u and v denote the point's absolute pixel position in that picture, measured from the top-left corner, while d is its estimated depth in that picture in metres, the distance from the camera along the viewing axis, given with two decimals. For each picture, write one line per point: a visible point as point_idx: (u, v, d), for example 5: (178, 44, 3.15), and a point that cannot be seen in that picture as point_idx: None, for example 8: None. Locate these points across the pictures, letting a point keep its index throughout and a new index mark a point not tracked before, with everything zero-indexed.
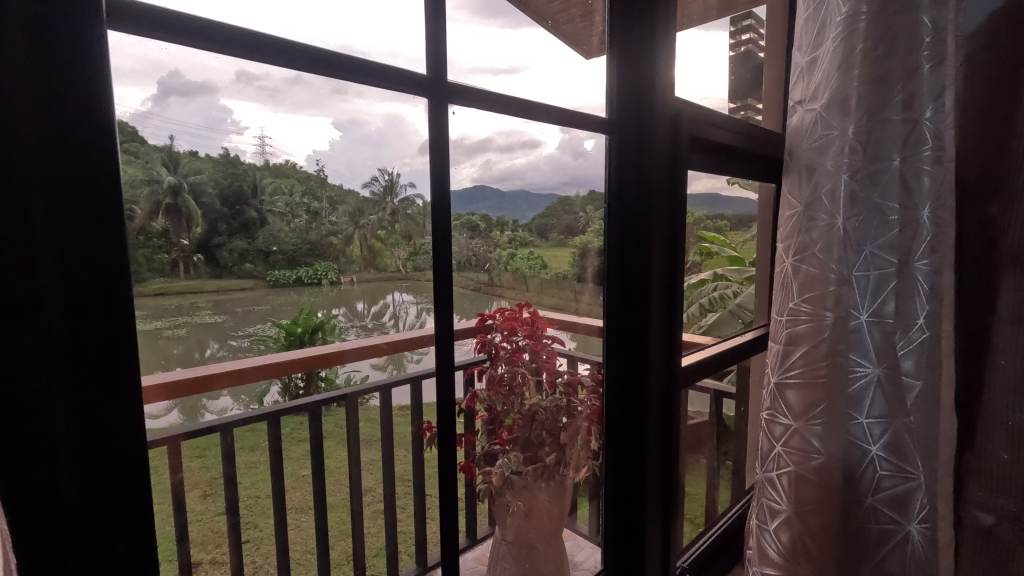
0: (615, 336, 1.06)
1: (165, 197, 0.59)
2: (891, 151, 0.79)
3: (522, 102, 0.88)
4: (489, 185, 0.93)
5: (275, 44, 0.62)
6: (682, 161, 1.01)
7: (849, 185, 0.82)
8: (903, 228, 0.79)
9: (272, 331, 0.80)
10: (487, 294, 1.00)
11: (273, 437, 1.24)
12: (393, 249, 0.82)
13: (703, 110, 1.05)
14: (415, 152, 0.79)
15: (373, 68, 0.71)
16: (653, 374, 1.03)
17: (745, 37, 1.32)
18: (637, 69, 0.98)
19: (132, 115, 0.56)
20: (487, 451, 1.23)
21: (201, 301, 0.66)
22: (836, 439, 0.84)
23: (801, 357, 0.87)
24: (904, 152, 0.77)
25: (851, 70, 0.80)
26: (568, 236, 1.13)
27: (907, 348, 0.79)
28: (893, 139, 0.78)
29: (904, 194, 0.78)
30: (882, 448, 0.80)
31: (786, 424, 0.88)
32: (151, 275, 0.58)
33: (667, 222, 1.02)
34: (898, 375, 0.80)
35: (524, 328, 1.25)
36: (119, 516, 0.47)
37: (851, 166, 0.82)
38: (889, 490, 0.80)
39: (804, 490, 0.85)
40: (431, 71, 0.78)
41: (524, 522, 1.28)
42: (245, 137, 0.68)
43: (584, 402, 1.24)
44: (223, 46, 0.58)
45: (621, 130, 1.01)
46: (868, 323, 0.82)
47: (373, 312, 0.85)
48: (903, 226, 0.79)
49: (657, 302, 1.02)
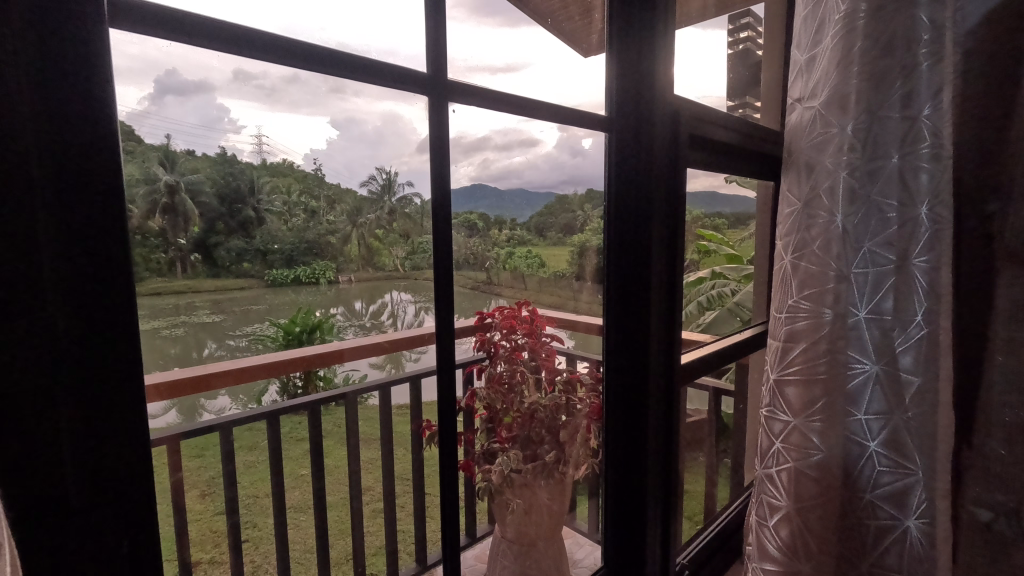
0: (615, 333, 1.06)
1: (162, 197, 0.58)
2: (890, 148, 0.78)
3: (518, 99, 0.90)
4: (486, 182, 0.91)
5: (279, 43, 0.63)
6: (682, 160, 1.01)
7: (848, 182, 0.82)
8: (902, 225, 0.78)
9: (270, 330, 0.77)
10: (485, 293, 1.00)
11: (272, 436, 1.24)
12: (392, 248, 0.81)
13: (701, 107, 1.05)
14: (412, 151, 0.79)
15: (375, 66, 0.72)
16: (653, 372, 1.04)
17: (743, 35, 1.32)
18: (637, 71, 0.99)
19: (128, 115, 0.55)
20: (486, 449, 1.21)
21: (196, 301, 0.63)
22: (835, 435, 0.84)
23: (801, 354, 0.87)
24: (902, 149, 0.77)
25: (850, 68, 0.80)
26: (566, 235, 1.12)
27: (905, 344, 0.79)
28: (891, 136, 0.78)
29: (902, 191, 0.78)
30: (881, 444, 0.81)
31: (785, 420, 0.89)
32: (148, 275, 0.56)
33: (666, 220, 1.03)
34: (896, 372, 0.80)
35: (523, 327, 1.23)
36: (125, 515, 0.47)
37: (850, 164, 0.82)
38: (887, 486, 0.80)
39: (804, 486, 0.85)
40: (431, 69, 0.79)
41: (524, 519, 1.28)
42: (242, 136, 0.67)
43: (584, 400, 1.25)
44: (232, 46, 0.60)
45: (620, 129, 1.02)
46: (866, 320, 0.82)
47: (371, 311, 0.84)
48: (902, 223, 0.78)
49: (656, 299, 1.02)
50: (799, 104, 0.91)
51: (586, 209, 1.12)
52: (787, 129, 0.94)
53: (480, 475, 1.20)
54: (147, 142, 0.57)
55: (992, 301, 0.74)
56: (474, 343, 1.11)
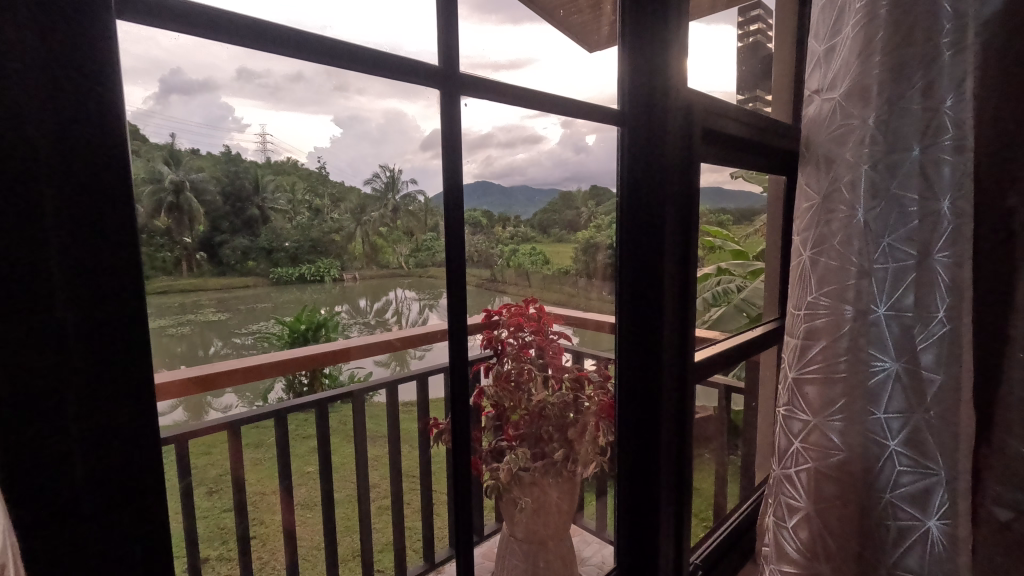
0: (629, 329, 1.06)
1: (169, 194, 0.56)
2: (910, 140, 0.77)
3: (526, 93, 0.89)
4: (491, 179, 0.90)
5: (303, 40, 0.63)
6: (695, 155, 1.01)
7: (869, 175, 0.81)
8: (923, 219, 0.77)
9: (275, 328, 0.74)
10: (489, 290, 0.98)
11: (281, 433, 1.24)
12: (395, 246, 0.81)
13: (714, 99, 1.04)
14: (415, 148, 0.79)
15: (389, 61, 0.72)
16: (667, 365, 1.03)
17: (753, 28, 1.31)
18: (648, 65, 0.99)
19: (135, 115, 0.53)
20: (495, 447, 1.18)
21: (203, 300, 0.61)
22: (855, 434, 0.82)
23: (820, 352, 0.86)
24: (923, 140, 0.76)
25: (871, 58, 0.79)
26: (569, 232, 1.11)
27: (926, 340, 0.78)
28: (912, 127, 0.77)
29: (923, 184, 0.77)
30: (901, 443, 0.79)
31: (803, 419, 0.87)
32: (153, 274, 0.55)
33: (678, 215, 1.02)
34: (917, 369, 0.78)
35: (530, 324, 1.19)
36: (137, 514, 0.47)
37: (871, 157, 0.80)
38: (908, 487, 0.78)
39: (823, 486, 0.85)
40: (444, 64, 0.79)
41: (532, 519, 1.27)
42: (246, 134, 0.65)
43: (592, 396, 1.25)
44: (254, 40, 0.60)
45: (632, 124, 1.02)
46: (886, 317, 0.80)
47: (376, 310, 0.83)
48: (924, 217, 0.77)
49: (670, 295, 1.01)
50: (817, 96, 0.90)
51: (590, 205, 1.12)
52: (805, 122, 0.92)
53: (490, 474, 1.16)
54: (152, 141, 0.55)
55: (1012, 296, 0.74)
56: (482, 341, 1.09)
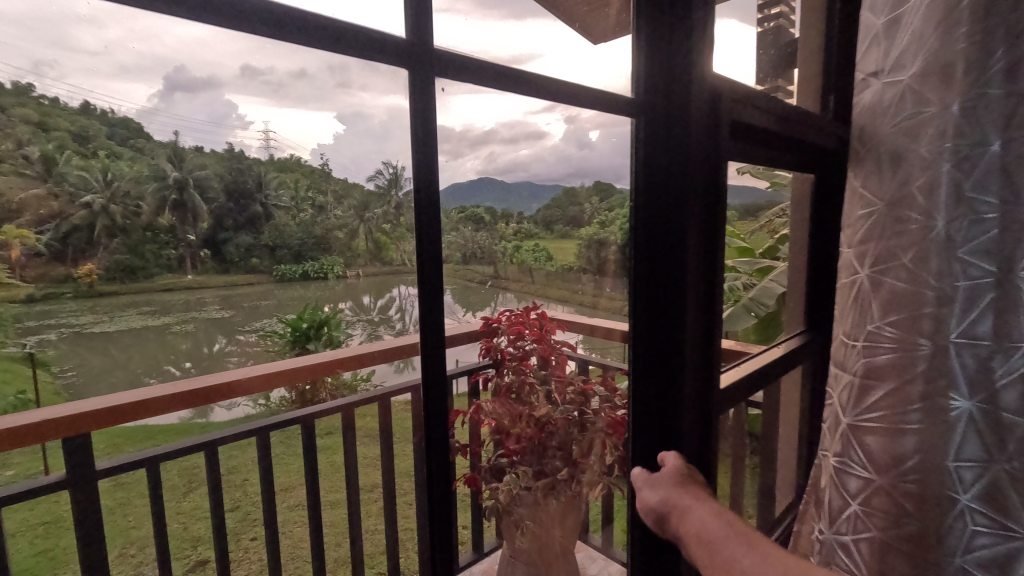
0: (647, 346, 0.96)
1: (173, 191, 0.61)
2: (991, 134, 0.70)
3: (524, 74, 0.73)
4: (495, 175, 0.85)
5: (306, 20, 0.55)
6: (722, 150, 0.89)
7: (952, 176, 0.74)
8: (1006, 227, 0.69)
9: (278, 327, 0.88)
10: (492, 289, 0.91)
11: (262, 439, 1.17)
12: (398, 243, 0.69)
13: (742, 86, 0.94)
14: (403, 138, 0.66)
15: (370, 40, 0.59)
16: (688, 379, 0.93)
17: (773, 12, 1.22)
18: (668, 52, 0.88)
19: (138, 112, 0.60)
20: (494, 464, 1.12)
21: (202, 294, 0.67)
22: (932, 488, 0.75)
23: (885, 394, 0.81)
24: (1006, 134, 0.69)
25: (956, 30, 0.72)
26: (571, 229, 1.04)
27: (1007, 377, 0.69)
28: (992, 118, 0.70)
29: (1004, 184, 0.69)
30: (974, 497, 0.71)
31: (863, 476, 0.82)
32: (158, 271, 0.62)
33: (701, 218, 0.91)
34: (995, 411, 0.70)
35: (532, 332, 1.15)
36: None
37: (953, 153, 0.73)
38: (981, 549, 0.70)
39: (890, 557, 0.79)
40: (412, 35, 0.64)
41: (536, 542, 1.21)
42: (249, 131, 0.68)
43: (598, 411, 1.16)
44: (271, 29, 0.53)
45: (649, 117, 0.91)
46: (959, 345, 0.73)
47: (379, 307, 0.77)
48: (1006, 225, 0.69)
49: (692, 309, 0.91)
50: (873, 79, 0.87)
51: (592, 201, 1.05)
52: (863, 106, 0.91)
53: (487, 492, 1.12)
54: (157, 139, 0.60)
55: None
56: (479, 350, 1.05)
